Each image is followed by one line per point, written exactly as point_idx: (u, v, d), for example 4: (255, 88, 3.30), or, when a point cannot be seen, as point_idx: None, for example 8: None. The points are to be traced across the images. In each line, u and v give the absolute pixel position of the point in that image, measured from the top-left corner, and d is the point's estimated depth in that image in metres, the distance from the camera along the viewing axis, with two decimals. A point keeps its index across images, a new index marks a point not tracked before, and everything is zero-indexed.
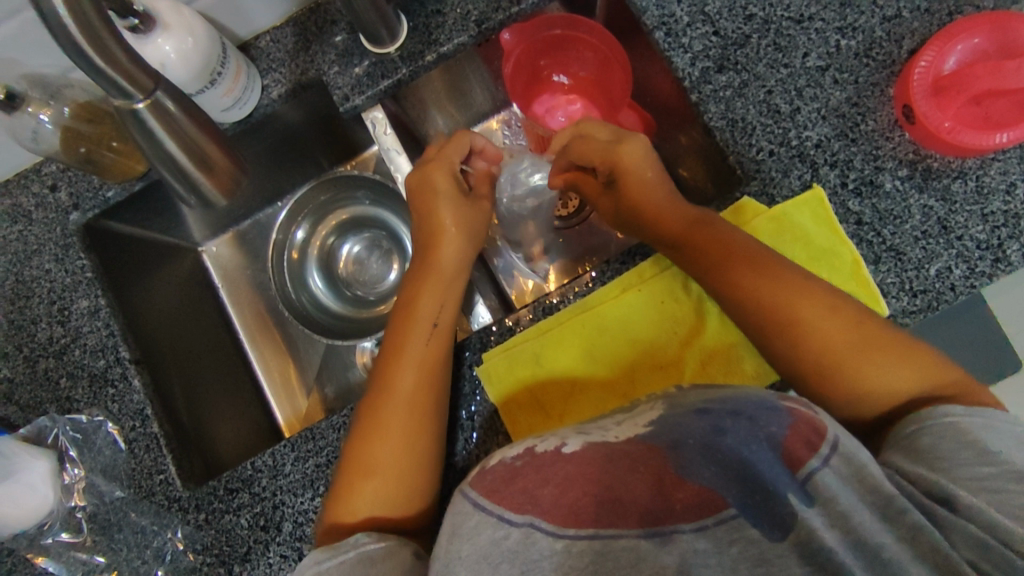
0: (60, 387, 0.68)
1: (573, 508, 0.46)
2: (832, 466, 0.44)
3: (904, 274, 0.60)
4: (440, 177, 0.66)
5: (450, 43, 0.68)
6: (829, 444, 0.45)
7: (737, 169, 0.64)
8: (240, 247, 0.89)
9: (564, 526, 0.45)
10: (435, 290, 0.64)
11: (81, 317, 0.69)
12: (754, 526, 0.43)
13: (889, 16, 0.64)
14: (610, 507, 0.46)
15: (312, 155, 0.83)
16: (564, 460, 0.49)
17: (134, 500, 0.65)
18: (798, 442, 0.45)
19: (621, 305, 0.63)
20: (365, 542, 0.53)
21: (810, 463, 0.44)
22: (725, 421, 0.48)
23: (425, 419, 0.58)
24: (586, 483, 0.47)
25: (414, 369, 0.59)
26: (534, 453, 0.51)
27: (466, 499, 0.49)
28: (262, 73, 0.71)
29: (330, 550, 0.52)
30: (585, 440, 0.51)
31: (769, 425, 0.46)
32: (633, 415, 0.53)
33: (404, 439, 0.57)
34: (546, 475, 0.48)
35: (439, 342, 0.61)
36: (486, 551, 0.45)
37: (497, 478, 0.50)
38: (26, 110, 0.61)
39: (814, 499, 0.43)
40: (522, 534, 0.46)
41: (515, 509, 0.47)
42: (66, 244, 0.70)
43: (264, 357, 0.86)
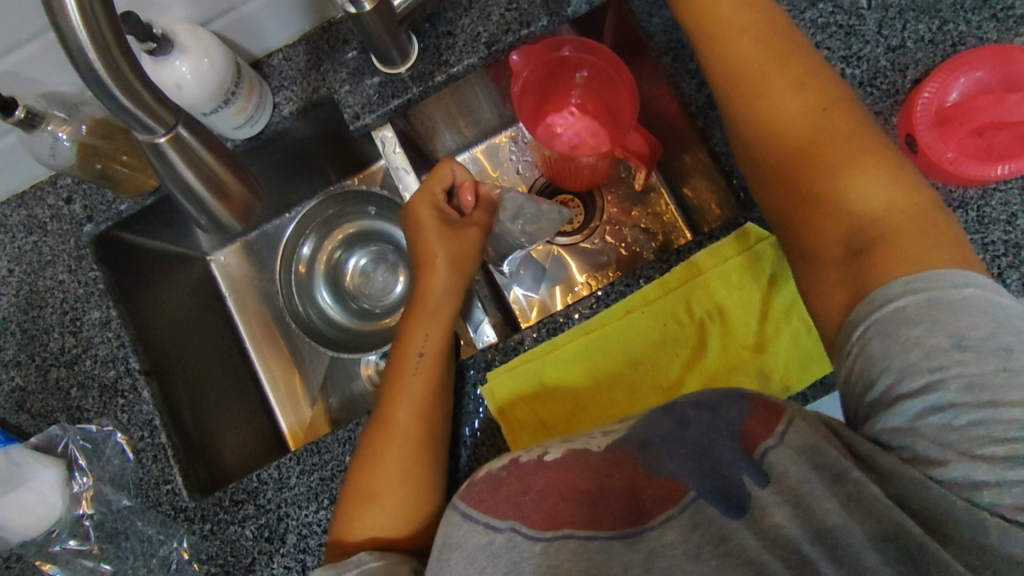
0: (71, 397, 0.69)
1: (550, 510, 0.47)
2: (787, 442, 0.45)
3: None
4: (423, 214, 0.66)
5: (459, 64, 0.69)
6: (786, 422, 0.46)
7: (743, 194, 0.66)
8: (248, 257, 0.90)
9: (542, 529, 0.47)
10: (425, 326, 0.64)
11: (92, 328, 0.70)
12: (711, 505, 0.45)
13: (893, 46, 0.65)
14: (585, 509, 0.47)
15: (322, 168, 0.85)
16: (547, 467, 0.49)
17: (140, 509, 0.66)
18: (759, 428, 0.46)
19: (624, 328, 0.63)
20: (366, 562, 0.54)
21: (765, 443, 0.45)
22: (688, 413, 0.48)
23: (422, 446, 0.59)
24: (562, 484, 0.48)
25: (407, 404, 0.60)
26: (518, 462, 0.50)
27: (455, 510, 0.49)
28: (274, 90, 0.73)
29: (333, 569, 0.53)
30: (567, 445, 0.51)
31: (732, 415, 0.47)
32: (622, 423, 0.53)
33: (403, 466, 0.59)
34: (527, 484, 0.48)
35: (430, 374, 0.62)
36: (473, 557, 0.47)
37: (483, 489, 0.49)
38: (45, 128, 0.62)
39: (768, 478, 0.45)
40: (504, 539, 0.47)
41: (497, 514, 0.48)
42: (79, 256, 0.71)
43: (271, 367, 0.87)
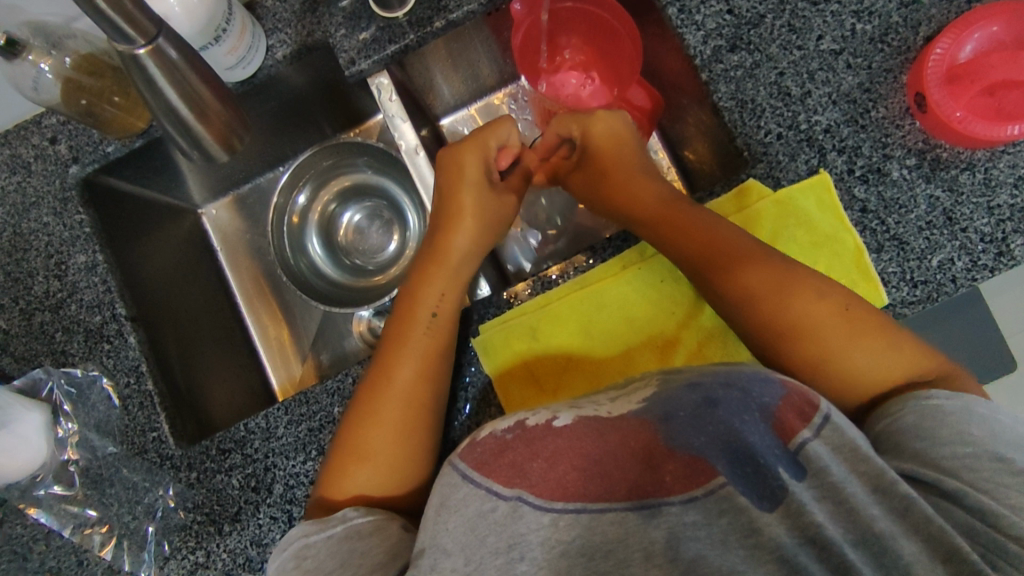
0: (56, 341, 0.68)
1: (560, 480, 0.47)
2: (825, 436, 0.45)
3: (906, 264, 0.60)
4: (468, 161, 0.67)
5: (459, 10, 0.66)
6: (822, 415, 0.45)
7: (744, 151, 0.63)
8: (240, 211, 0.88)
9: (552, 499, 0.46)
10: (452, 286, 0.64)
11: (78, 272, 0.68)
12: (743, 494, 0.44)
13: (907, 1, 0.63)
14: (596, 479, 0.46)
15: (316, 120, 0.82)
16: (556, 434, 0.49)
17: (126, 456, 0.65)
18: (790, 412, 0.46)
19: (620, 285, 0.62)
20: (351, 519, 0.53)
21: (802, 434, 0.45)
22: (717, 392, 0.47)
23: (423, 408, 0.58)
24: (574, 457, 0.47)
25: (423, 357, 0.59)
26: (524, 426, 0.50)
27: (455, 471, 0.49)
28: (267, 33, 0.70)
29: (318, 524, 0.53)
30: (577, 412, 0.51)
31: (764, 397, 0.46)
32: (628, 392, 0.53)
33: (402, 423, 0.58)
34: (535, 450, 0.48)
35: (443, 332, 0.62)
36: (473, 522, 0.47)
37: (486, 451, 0.50)
38: (27, 58, 0.61)
39: (806, 471, 0.44)
40: (510, 507, 0.46)
41: (503, 482, 0.47)
42: (65, 198, 0.69)
43: (261, 322, 0.86)
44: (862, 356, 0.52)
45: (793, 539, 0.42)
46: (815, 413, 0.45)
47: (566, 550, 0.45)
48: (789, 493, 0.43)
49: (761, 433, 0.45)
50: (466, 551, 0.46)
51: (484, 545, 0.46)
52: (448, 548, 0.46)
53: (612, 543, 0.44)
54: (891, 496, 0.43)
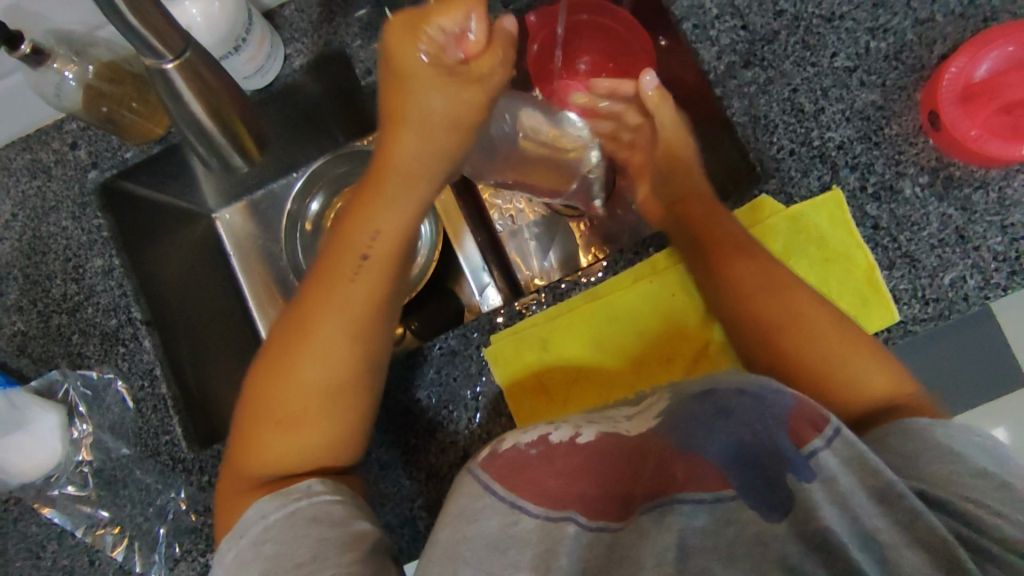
0: (72, 343, 0.69)
1: (579, 498, 0.48)
2: (835, 447, 0.44)
3: (917, 281, 0.60)
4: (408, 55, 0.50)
5: None
6: (833, 427, 0.45)
7: (757, 166, 0.63)
8: (253, 216, 0.89)
9: (571, 516, 0.48)
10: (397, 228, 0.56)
11: (95, 276, 0.69)
12: (752, 506, 0.44)
13: (922, 19, 0.63)
14: (606, 499, 0.48)
15: (330, 128, 0.83)
16: (574, 451, 0.49)
17: (138, 458, 0.66)
18: (803, 424, 0.45)
19: (631, 296, 0.63)
20: (315, 495, 0.52)
21: (814, 443, 0.44)
22: (730, 402, 0.47)
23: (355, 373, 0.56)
24: (593, 477, 0.49)
25: (329, 297, 0.56)
26: (548, 442, 0.50)
27: (477, 482, 0.49)
28: (285, 42, 0.71)
29: (275, 503, 0.52)
30: (597, 428, 0.51)
31: (775, 407, 0.46)
32: (642, 409, 0.54)
33: (337, 372, 0.56)
34: (558, 467, 0.49)
35: (376, 276, 0.56)
36: (497, 540, 0.46)
37: (507, 465, 0.49)
38: (51, 66, 0.61)
39: (813, 476, 0.43)
40: (540, 526, 0.47)
41: (531, 499, 0.48)
42: (83, 203, 0.70)
43: (272, 326, 0.86)
44: (861, 372, 0.55)
45: (800, 548, 0.42)
46: (827, 424, 0.45)
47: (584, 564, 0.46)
48: (799, 500, 0.43)
49: (776, 437, 0.45)
50: (487, 560, 0.46)
51: (505, 557, 0.46)
52: (467, 558, 0.46)
53: (626, 549, 0.46)
54: (895, 506, 0.42)
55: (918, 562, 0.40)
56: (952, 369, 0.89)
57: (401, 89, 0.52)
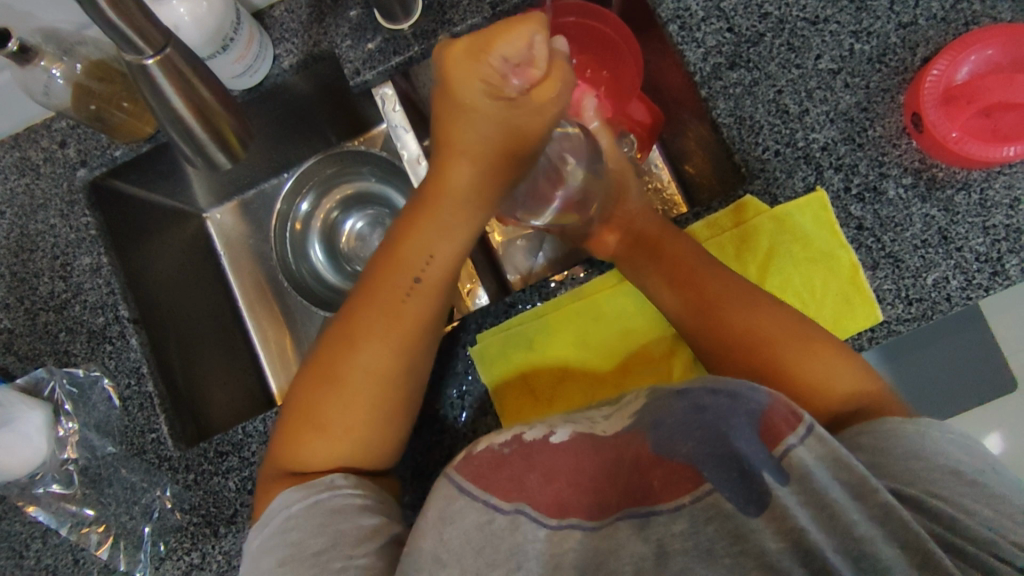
0: (59, 341, 0.69)
1: (559, 500, 0.48)
2: (809, 443, 0.44)
3: (901, 282, 0.60)
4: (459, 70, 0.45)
5: (463, 24, 0.67)
6: (805, 425, 0.45)
7: (742, 167, 0.64)
8: (244, 217, 0.89)
9: (548, 515, 0.47)
10: (439, 244, 0.54)
11: (83, 274, 0.69)
12: (730, 500, 0.44)
13: (905, 23, 0.64)
14: (589, 495, 0.48)
15: (320, 128, 0.84)
16: (553, 450, 0.50)
17: (124, 456, 0.66)
18: (779, 420, 0.45)
19: (617, 296, 0.63)
20: (337, 487, 0.53)
21: (787, 440, 0.44)
22: (705, 398, 0.48)
23: (386, 403, 0.56)
24: (572, 475, 0.48)
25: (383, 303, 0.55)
26: (521, 440, 0.51)
27: (450, 483, 0.49)
28: (275, 42, 0.71)
29: (301, 492, 0.52)
30: (574, 428, 0.52)
31: (752, 403, 0.46)
32: (621, 407, 0.54)
33: (377, 385, 0.55)
34: (532, 462, 0.49)
35: (432, 296, 0.56)
36: (471, 535, 0.47)
37: (483, 464, 0.49)
38: (40, 63, 0.61)
39: (788, 476, 0.43)
40: (509, 521, 0.47)
41: (502, 497, 0.48)
42: (72, 200, 0.70)
43: (261, 326, 0.87)
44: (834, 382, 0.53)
45: (778, 545, 0.42)
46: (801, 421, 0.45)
47: (560, 563, 0.46)
48: (773, 496, 0.43)
49: (750, 441, 0.44)
50: (463, 560, 0.46)
51: (479, 556, 0.46)
52: (444, 559, 0.46)
53: (602, 555, 0.46)
54: (871, 503, 0.43)
55: (894, 556, 0.41)
56: (941, 371, 0.89)
57: (450, 104, 0.47)
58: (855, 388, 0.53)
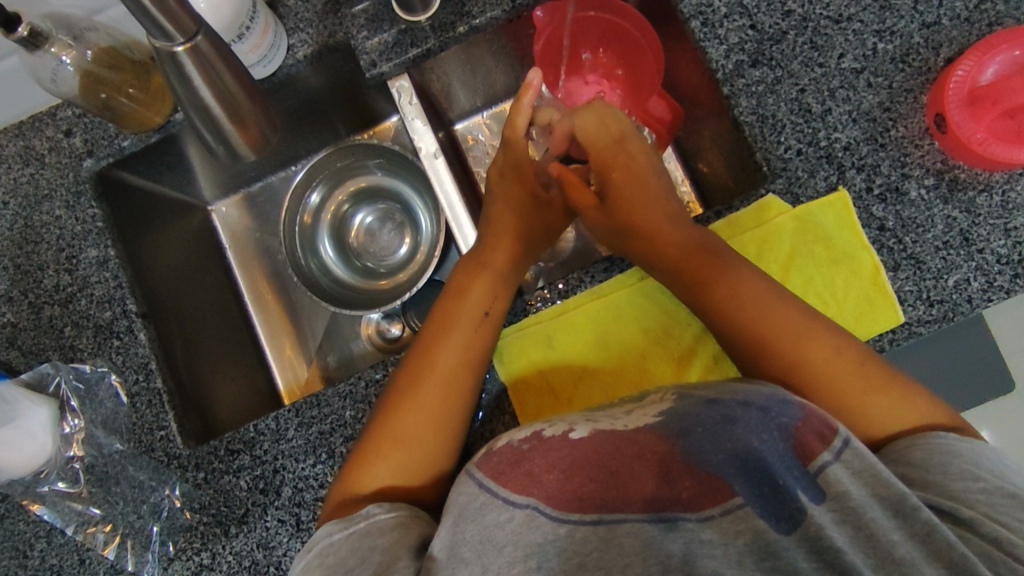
0: (64, 335, 0.67)
1: (578, 494, 0.47)
2: (845, 460, 0.44)
3: (922, 283, 0.60)
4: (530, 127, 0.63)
5: (482, 16, 0.66)
6: (841, 439, 0.45)
7: (763, 166, 0.63)
8: (250, 210, 0.88)
9: (568, 511, 0.46)
10: (497, 285, 0.63)
11: (89, 267, 0.68)
12: (761, 516, 0.43)
13: (928, 23, 0.63)
14: (614, 492, 0.47)
15: (331, 121, 0.82)
16: (570, 446, 0.49)
17: (132, 454, 0.64)
18: (809, 434, 0.45)
19: (637, 293, 0.63)
20: (374, 515, 0.52)
21: (822, 457, 0.44)
22: (736, 410, 0.47)
23: (448, 427, 0.58)
24: (593, 469, 0.48)
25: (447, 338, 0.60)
26: (541, 437, 0.50)
27: (472, 480, 0.49)
28: (289, 32, 0.70)
29: (342, 523, 0.52)
30: (593, 426, 0.51)
31: (783, 417, 0.46)
32: (643, 405, 0.53)
33: (436, 412, 0.57)
34: (552, 461, 0.48)
35: (488, 334, 0.61)
36: (490, 532, 0.46)
37: (503, 461, 0.49)
38: (49, 50, 0.60)
39: (825, 495, 0.43)
40: (525, 516, 0.46)
41: (518, 490, 0.47)
42: (78, 191, 0.69)
43: (268, 322, 0.85)
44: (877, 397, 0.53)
45: (811, 563, 0.41)
46: (835, 436, 0.45)
47: (583, 563, 0.44)
48: (808, 516, 0.43)
49: (779, 451, 0.45)
50: (484, 560, 0.45)
51: (501, 554, 0.45)
52: (466, 557, 0.46)
53: (628, 556, 0.44)
54: (913, 521, 0.42)
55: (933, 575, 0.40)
56: (948, 374, 0.89)
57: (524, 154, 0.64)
58: (895, 405, 0.52)
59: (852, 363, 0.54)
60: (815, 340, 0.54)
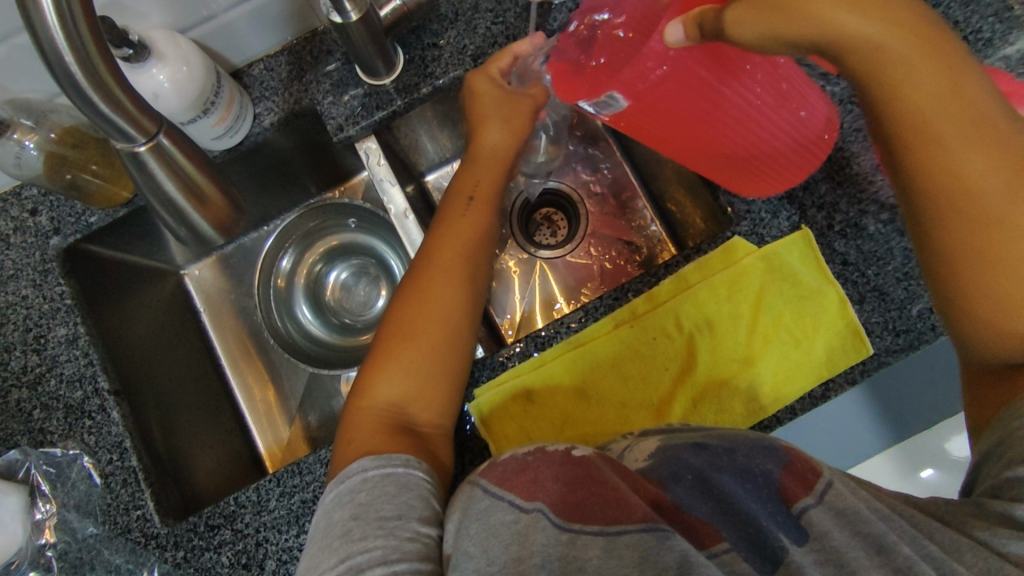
0: (33, 419, 0.65)
1: (580, 503, 0.43)
2: (828, 502, 0.43)
3: (887, 314, 0.62)
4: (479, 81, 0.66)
5: (445, 77, 0.68)
6: (824, 482, 0.44)
7: (729, 209, 0.66)
8: (223, 271, 0.87)
9: (571, 520, 0.42)
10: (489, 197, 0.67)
11: (58, 346, 0.66)
12: (746, 559, 0.41)
13: None
14: (628, 501, 0.42)
15: (301, 179, 0.82)
16: (573, 462, 0.46)
17: (107, 537, 0.63)
18: (793, 480, 0.44)
19: (612, 340, 0.63)
20: (411, 466, 0.51)
21: (804, 500, 0.43)
22: (721, 459, 0.46)
23: (465, 316, 0.61)
24: (593, 484, 0.43)
25: (455, 240, 0.63)
26: (544, 450, 0.48)
27: (477, 486, 0.46)
28: (255, 101, 0.71)
29: (378, 460, 0.51)
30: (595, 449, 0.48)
31: (766, 465, 0.45)
32: (637, 442, 0.52)
33: (447, 307, 0.60)
34: (558, 473, 0.45)
35: (476, 221, 0.65)
36: (495, 529, 0.43)
37: (508, 469, 0.46)
38: (12, 136, 0.60)
39: (807, 536, 0.41)
40: (531, 519, 0.42)
41: (525, 495, 0.44)
42: (45, 269, 0.68)
43: (247, 384, 0.84)
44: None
45: None
46: (818, 479, 0.44)
47: None
48: (790, 556, 0.41)
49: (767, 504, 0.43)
50: (488, 552, 0.42)
51: (505, 551, 0.42)
52: (471, 551, 0.43)
53: None
54: (895, 555, 0.40)
55: None
56: None
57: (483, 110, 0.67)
58: None
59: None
60: (952, 246, 0.45)
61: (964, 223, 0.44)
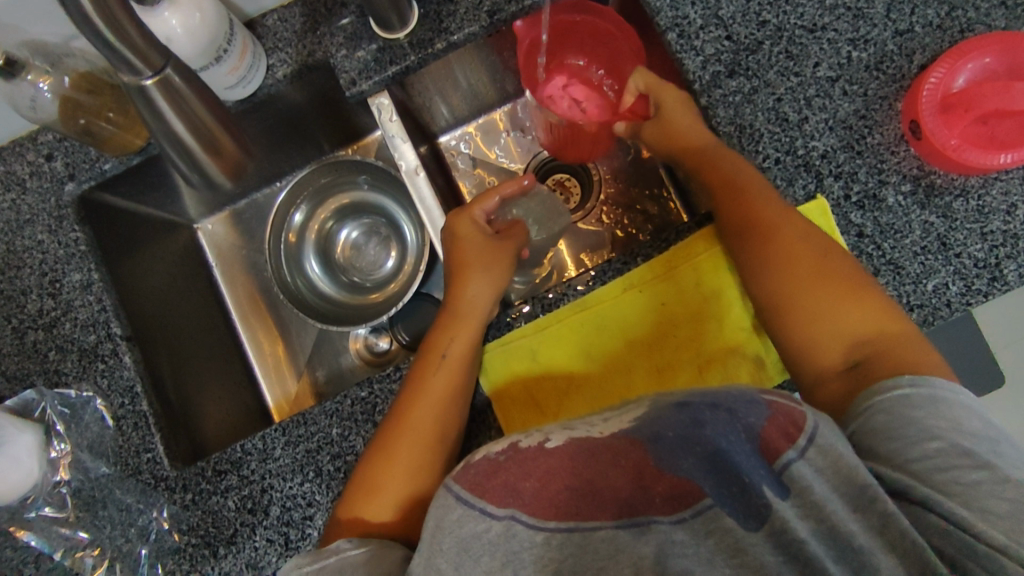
0: (48, 360, 0.67)
1: (553, 500, 0.44)
2: (809, 457, 0.42)
3: (901, 289, 0.61)
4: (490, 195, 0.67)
5: (460, 32, 0.67)
6: (806, 436, 0.42)
7: None
8: (235, 227, 0.88)
9: (545, 518, 0.44)
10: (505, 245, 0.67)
11: (73, 291, 0.68)
12: (730, 515, 0.41)
13: (902, 30, 0.64)
14: (590, 501, 0.44)
15: (313, 136, 0.82)
16: (547, 454, 0.46)
17: (119, 478, 0.64)
18: (775, 432, 0.43)
19: (618, 306, 0.63)
20: (345, 549, 0.51)
21: (787, 454, 0.42)
22: (703, 412, 0.44)
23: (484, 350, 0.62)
24: (565, 476, 0.45)
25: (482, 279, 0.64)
26: (517, 449, 0.48)
27: (449, 493, 0.46)
28: (268, 52, 0.70)
29: (310, 556, 0.51)
30: (568, 435, 0.48)
31: (750, 417, 0.43)
32: (621, 412, 0.51)
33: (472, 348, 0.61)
34: (527, 470, 0.45)
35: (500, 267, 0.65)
36: (467, 543, 0.44)
37: (480, 473, 0.46)
38: (26, 77, 0.60)
39: (790, 491, 0.41)
40: (503, 527, 0.44)
41: (497, 502, 0.45)
42: (60, 215, 0.69)
43: (256, 338, 0.85)
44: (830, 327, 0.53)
45: (777, 557, 0.40)
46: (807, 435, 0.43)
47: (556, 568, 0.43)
48: (775, 511, 0.40)
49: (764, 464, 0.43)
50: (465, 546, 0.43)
51: (478, 565, 0.44)
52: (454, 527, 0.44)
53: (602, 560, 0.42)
54: (871, 513, 0.41)
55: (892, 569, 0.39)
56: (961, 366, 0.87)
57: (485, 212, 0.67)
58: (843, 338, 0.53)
59: (827, 297, 0.54)
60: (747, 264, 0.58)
61: (753, 240, 0.57)
